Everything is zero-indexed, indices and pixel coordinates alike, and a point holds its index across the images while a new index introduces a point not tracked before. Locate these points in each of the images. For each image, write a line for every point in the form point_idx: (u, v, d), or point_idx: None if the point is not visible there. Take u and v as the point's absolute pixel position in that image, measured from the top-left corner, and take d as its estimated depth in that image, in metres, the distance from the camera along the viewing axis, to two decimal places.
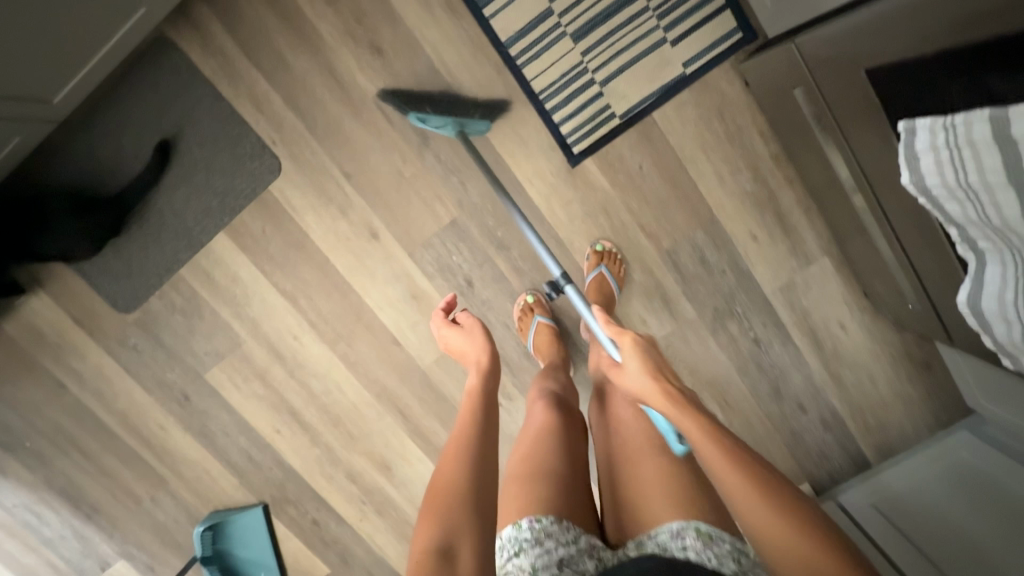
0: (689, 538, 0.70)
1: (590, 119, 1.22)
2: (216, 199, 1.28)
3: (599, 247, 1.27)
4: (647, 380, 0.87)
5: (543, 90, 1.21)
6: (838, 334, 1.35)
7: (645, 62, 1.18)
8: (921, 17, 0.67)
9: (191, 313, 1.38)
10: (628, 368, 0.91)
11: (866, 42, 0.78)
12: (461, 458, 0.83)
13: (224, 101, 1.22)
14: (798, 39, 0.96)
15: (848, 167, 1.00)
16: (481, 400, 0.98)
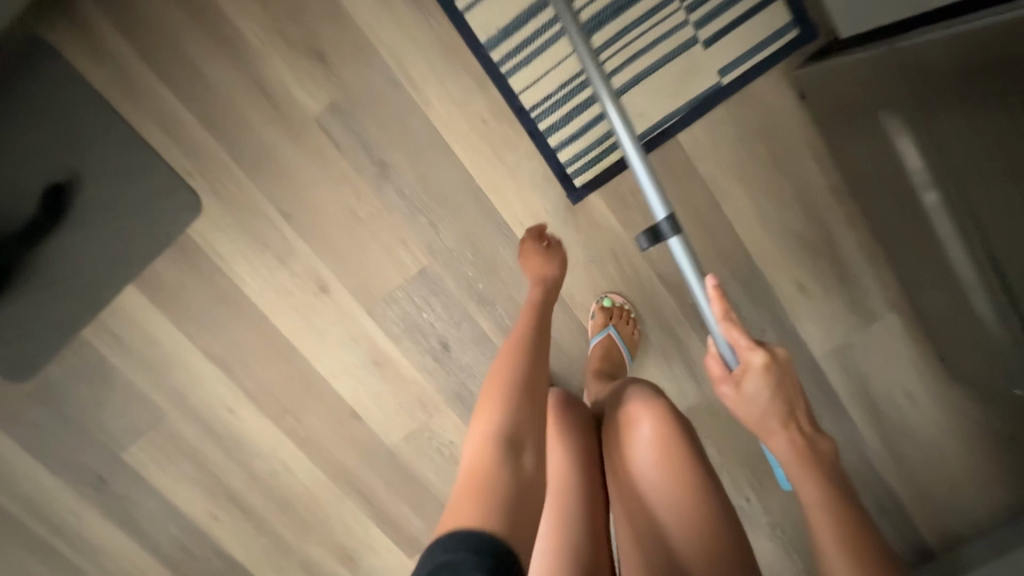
0: None
1: (596, 144, 0.96)
2: (121, 246, 0.99)
3: (607, 303, 1.00)
4: (769, 416, 0.69)
5: (537, 106, 0.94)
6: (902, 404, 1.09)
7: (669, 68, 0.92)
8: None
9: (101, 383, 1.11)
10: (748, 392, 0.71)
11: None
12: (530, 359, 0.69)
13: (122, 122, 0.94)
14: (904, 41, 0.69)
15: (961, 228, 0.73)
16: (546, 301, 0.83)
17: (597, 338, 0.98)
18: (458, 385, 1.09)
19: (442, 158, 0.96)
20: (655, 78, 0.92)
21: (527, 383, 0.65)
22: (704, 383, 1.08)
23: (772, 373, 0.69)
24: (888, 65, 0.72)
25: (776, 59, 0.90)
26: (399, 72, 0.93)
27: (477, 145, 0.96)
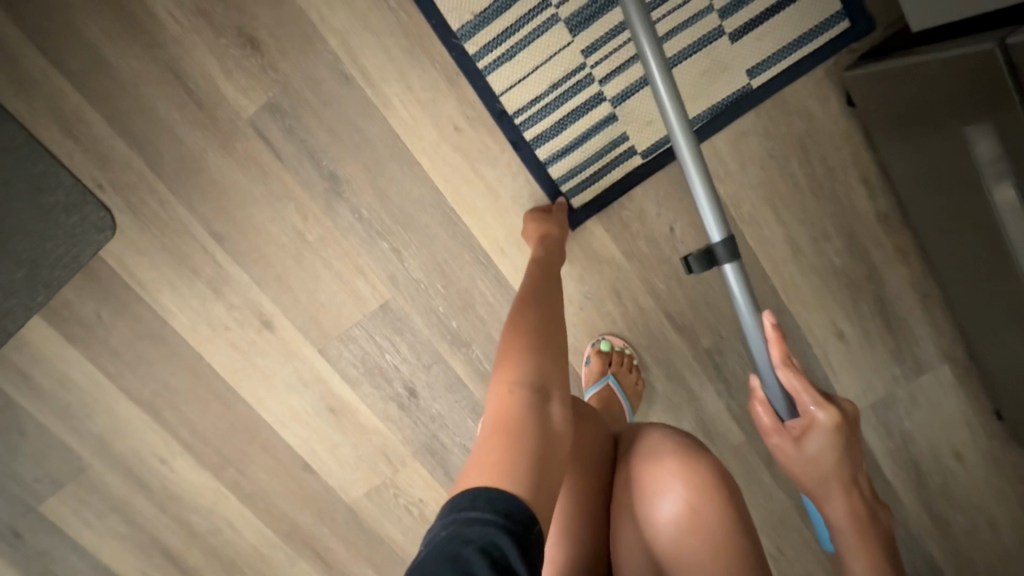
0: None
1: (596, 157, 0.79)
2: (16, 272, 0.82)
3: (606, 346, 0.84)
4: (830, 481, 0.60)
5: (523, 111, 0.77)
6: (951, 467, 0.92)
7: (686, 66, 0.75)
8: None
9: (7, 427, 0.94)
10: (809, 450, 0.62)
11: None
12: (553, 307, 0.59)
13: (12, 120, 0.76)
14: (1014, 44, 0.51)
15: None
16: (557, 250, 0.73)
17: (593, 388, 0.82)
18: (427, 437, 0.92)
19: (406, 171, 0.79)
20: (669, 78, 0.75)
21: (553, 332, 0.55)
22: (718, 438, 0.91)
23: (840, 433, 0.60)
24: (983, 74, 0.54)
25: (821, 57, 0.73)
26: (353, 67, 0.76)
27: (450, 156, 0.79)
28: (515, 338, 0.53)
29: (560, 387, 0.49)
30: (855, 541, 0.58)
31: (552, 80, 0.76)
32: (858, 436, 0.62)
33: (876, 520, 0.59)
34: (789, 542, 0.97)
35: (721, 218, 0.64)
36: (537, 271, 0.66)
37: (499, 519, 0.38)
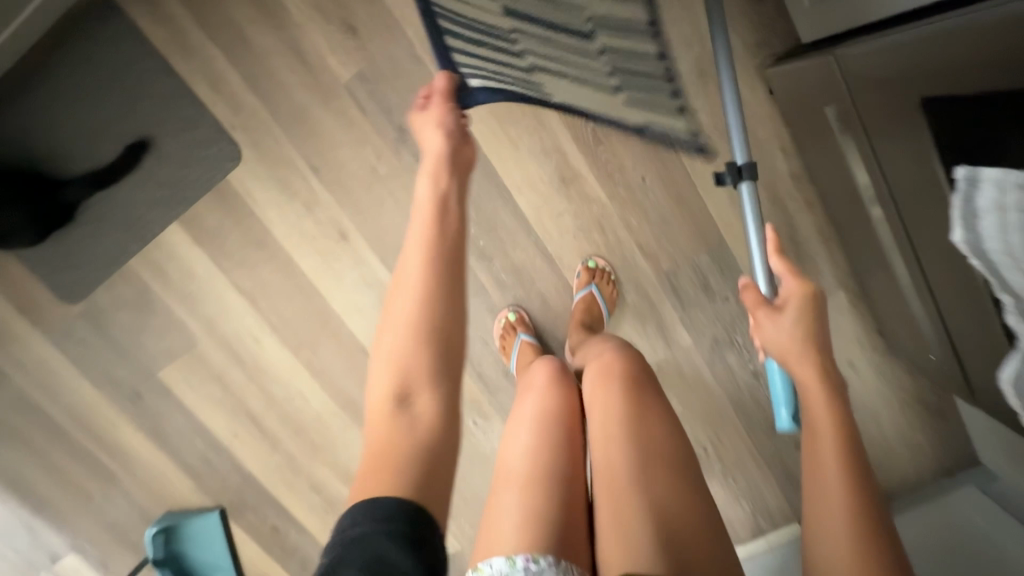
0: None
1: (493, 68, 0.72)
2: (167, 187, 1.15)
3: (592, 264, 1.14)
4: (797, 344, 0.66)
5: (455, 37, 0.68)
6: (846, 372, 1.22)
7: (585, 84, 0.79)
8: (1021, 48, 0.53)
9: (142, 308, 1.26)
10: (778, 322, 0.69)
11: (966, 50, 0.59)
12: (430, 292, 0.59)
13: (177, 78, 1.07)
14: (837, 51, 0.79)
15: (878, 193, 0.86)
16: (452, 174, 0.67)
17: (579, 294, 1.13)
18: None
19: None
20: None
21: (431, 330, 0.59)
22: (673, 342, 1.22)
23: (806, 305, 0.69)
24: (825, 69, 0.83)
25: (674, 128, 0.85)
26: (422, 51, 1.06)
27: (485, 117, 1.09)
28: (394, 335, 0.59)
29: (420, 378, 0.58)
30: (819, 401, 0.61)
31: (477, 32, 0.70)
32: (825, 321, 0.70)
33: (835, 382, 0.63)
34: (723, 427, 1.28)
35: (744, 148, 0.89)
36: (426, 216, 0.63)
37: (371, 528, 0.47)
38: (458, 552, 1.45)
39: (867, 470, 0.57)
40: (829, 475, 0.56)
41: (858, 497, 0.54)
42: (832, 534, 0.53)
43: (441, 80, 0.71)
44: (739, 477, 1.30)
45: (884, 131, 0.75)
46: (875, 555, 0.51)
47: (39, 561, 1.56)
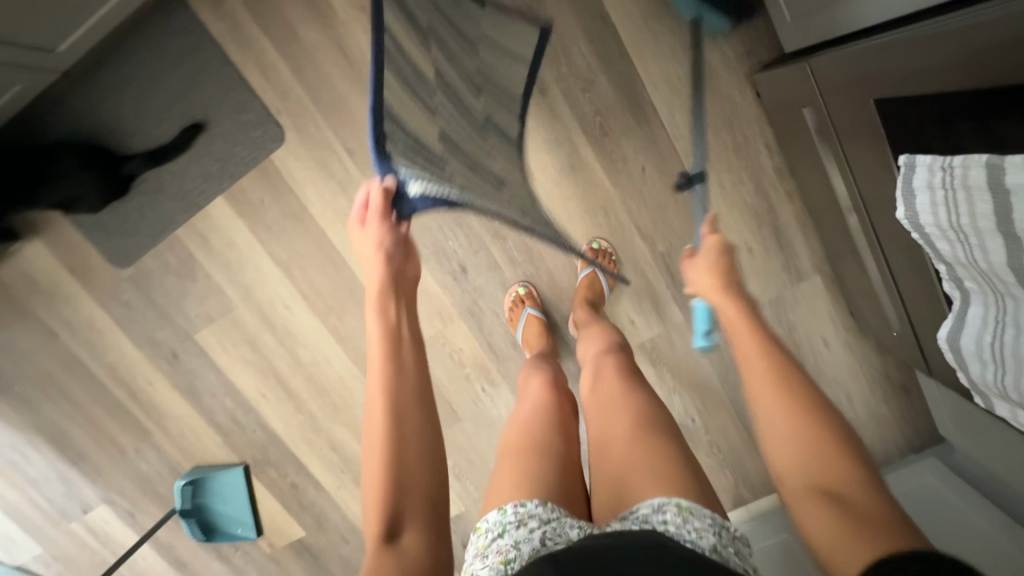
0: (669, 513, 0.66)
1: (432, 174, 0.66)
2: (216, 164, 1.28)
3: (595, 245, 1.27)
4: (708, 275, 0.84)
5: (399, 131, 0.60)
6: (821, 351, 1.35)
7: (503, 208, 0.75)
8: (925, 59, 0.66)
9: (184, 274, 1.38)
10: (694, 262, 0.88)
11: (904, 61, 0.69)
12: (404, 439, 0.70)
13: (231, 65, 1.21)
14: (810, 61, 0.93)
15: (847, 187, 0.98)
16: (402, 302, 0.79)
17: (583, 272, 1.28)
18: (470, 301, 1.36)
19: None
20: (649, 69, 1.19)
21: (409, 475, 0.68)
22: (666, 319, 1.35)
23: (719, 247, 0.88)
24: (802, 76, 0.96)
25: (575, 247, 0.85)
26: None
27: None
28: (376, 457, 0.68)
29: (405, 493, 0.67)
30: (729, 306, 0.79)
31: (411, 129, 0.63)
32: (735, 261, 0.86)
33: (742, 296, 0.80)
34: (710, 400, 1.40)
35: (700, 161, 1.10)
36: (384, 352, 0.74)
37: None
38: (462, 511, 1.57)
39: (779, 350, 0.71)
40: (756, 363, 0.71)
41: (765, 358, 0.70)
42: (766, 403, 0.67)
43: (377, 192, 0.70)
44: (723, 446, 1.42)
45: (845, 131, 0.89)
46: (800, 406, 0.65)
47: (73, 511, 1.68)
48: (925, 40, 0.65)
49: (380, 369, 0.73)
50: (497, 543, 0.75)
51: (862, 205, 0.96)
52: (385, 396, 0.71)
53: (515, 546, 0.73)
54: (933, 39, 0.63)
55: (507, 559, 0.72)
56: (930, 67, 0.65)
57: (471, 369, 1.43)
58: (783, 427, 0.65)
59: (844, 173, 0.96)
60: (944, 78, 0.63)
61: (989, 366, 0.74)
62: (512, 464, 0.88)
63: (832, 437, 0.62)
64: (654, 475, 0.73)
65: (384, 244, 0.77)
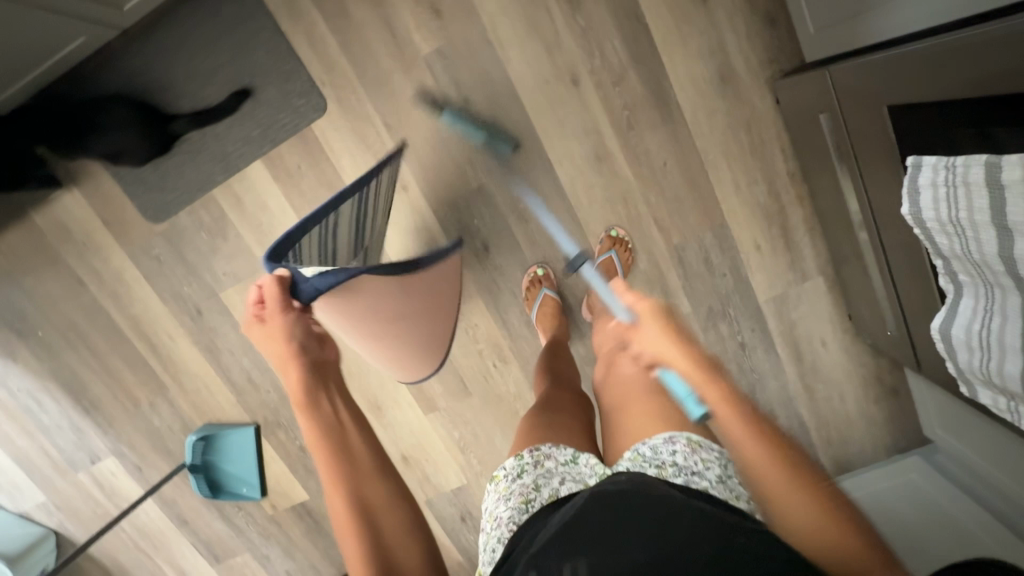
0: (679, 443, 0.82)
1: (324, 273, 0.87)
2: (258, 129, 1.34)
3: (614, 233, 1.35)
4: (677, 352, 0.68)
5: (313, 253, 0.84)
6: (818, 350, 1.43)
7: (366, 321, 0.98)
8: (938, 71, 0.73)
9: (217, 234, 1.44)
10: (650, 337, 0.70)
11: (918, 71, 0.77)
12: (377, 525, 0.69)
13: (282, 36, 1.27)
14: (830, 69, 1.00)
15: (859, 203, 1.07)
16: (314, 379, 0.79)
17: (601, 257, 1.33)
18: (489, 279, 1.43)
19: (510, 102, 1.30)
20: (677, 68, 1.26)
21: (395, 551, 0.68)
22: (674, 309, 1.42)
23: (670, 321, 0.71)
24: (822, 83, 1.04)
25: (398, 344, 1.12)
26: (492, 34, 1.26)
27: (538, 97, 1.29)
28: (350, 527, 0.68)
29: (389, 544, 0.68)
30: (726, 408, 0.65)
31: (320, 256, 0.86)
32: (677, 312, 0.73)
33: (728, 381, 0.67)
34: None
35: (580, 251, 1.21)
36: (327, 446, 0.74)
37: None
38: (463, 484, 1.62)
39: (765, 424, 0.64)
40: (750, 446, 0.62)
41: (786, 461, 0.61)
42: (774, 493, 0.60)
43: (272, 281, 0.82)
44: None
45: (858, 137, 0.96)
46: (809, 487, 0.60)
47: (81, 460, 1.72)
48: (938, 53, 0.72)
49: (332, 465, 0.73)
50: (517, 485, 0.84)
51: (871, 217, 1.04)
52: (346, 488, 0.70)
53: (535, 488, 0.82)
54: (948, 53, 0.71)
55: (527, 500, 0.82)
56: (945, 77, 0.73)
57: (484, 346, 1.49)
58: (802, 516, 0.59)
59: (858, 190, 1.05)
60: (956, 87, 0.71)
61: (976, 353, 0.82)
62: (534, 430, 0.95)
63: (845, 515, 0.58)
64: (661, 422, 0.87)
65: (292, 336, 0.81)
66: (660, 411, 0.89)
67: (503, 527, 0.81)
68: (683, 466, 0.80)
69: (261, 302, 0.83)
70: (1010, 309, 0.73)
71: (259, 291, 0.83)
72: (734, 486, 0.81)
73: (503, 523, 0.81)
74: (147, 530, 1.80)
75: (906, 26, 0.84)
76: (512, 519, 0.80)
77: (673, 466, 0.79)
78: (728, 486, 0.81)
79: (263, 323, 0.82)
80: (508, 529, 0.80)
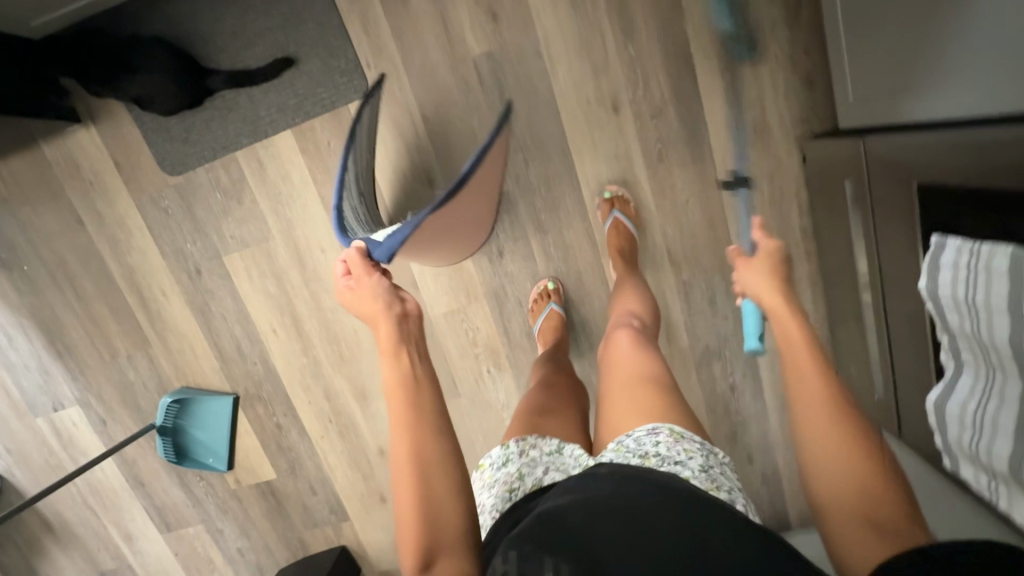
0: (662, 435, 0.79)
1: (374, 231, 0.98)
2: (294, 99, 1.32)
3: (608, 194, 1.33)
4: (763, 280, 0.91)
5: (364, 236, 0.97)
6: None
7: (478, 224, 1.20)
8: (972, 158, 0.77)
9: (231, 196, 1.41)
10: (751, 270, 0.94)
11: (958, 152, 0.79)
12: (430, 481, 0.71)
13: (336, 13, 1.27)
14: (864, 139, 1.04)
15: (868, 261, 1.11)
16: (399, 334, 0.83)
17: (606, 222, 1.31)
18: (498, 285, 1.44)
19: (550, 117, 1.32)
20: (715, 112, 1.30)
21: (441, 508, 0.70)
22: (673, 342, 1.45)
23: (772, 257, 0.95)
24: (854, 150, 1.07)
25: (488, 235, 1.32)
26: (544, 48, 1.28)
27: (578, 115, 1.31)
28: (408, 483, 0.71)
29: (435, 503, 0.70)
30: (798, 349, 0.78)
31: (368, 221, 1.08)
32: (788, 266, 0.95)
33: (805, 318, 0.82)
34: None
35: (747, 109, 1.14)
36: (403, 399, 0.77)
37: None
38: None
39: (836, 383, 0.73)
40: (805, 378, 0.74)
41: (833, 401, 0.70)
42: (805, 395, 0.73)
43: (356, 254, 0.88)
44: None
45: (879, 204, 1.01)
46: (838, 404, 0.70)
47: (42, 405, 1.64)
48: (986, 140, 0.75)
49: (408, 417, 0.76)
50: (502, 474, 0.86)
51: (879, 277, 1.08)
52: (414, 435, 0.74)
53: (520, 477, 0.84)
54: (992, 141, 0.73)
55: (511, 488, 0.83)
56: (979, 164, 0.76)
57: (482, 350, 1.49)
58: (828, 445, 0.68)
59: (869, 247, 1.09)
60: (988, 174, 0.74)
61: (968, 431, 0.86)
62: (528, 418, 0.98)
63: (875, 467, 0.65)
64: (644, 413, 0.85)
65: (379, 294, 0.85)
66: (652, 400, 0.86)
67: (487, 513, 0.83)
68: (665, 457, 0.76)
69: (348, 273, 0.89)
70: (1007, 396, 0.77)
71: (344, 266, 0.89)
72: (717, 476, 0.77)
73: (486, 510, 0.84)
74: (99, 488, 1.73)
75: (950, 112, 0.87)
76: (495, 506, 0.83)
77: (656, 456, 0.76)
78: (711, 476, 0.76)
79: (352, 287, 0.87)
80: (491, 516, 0.82)
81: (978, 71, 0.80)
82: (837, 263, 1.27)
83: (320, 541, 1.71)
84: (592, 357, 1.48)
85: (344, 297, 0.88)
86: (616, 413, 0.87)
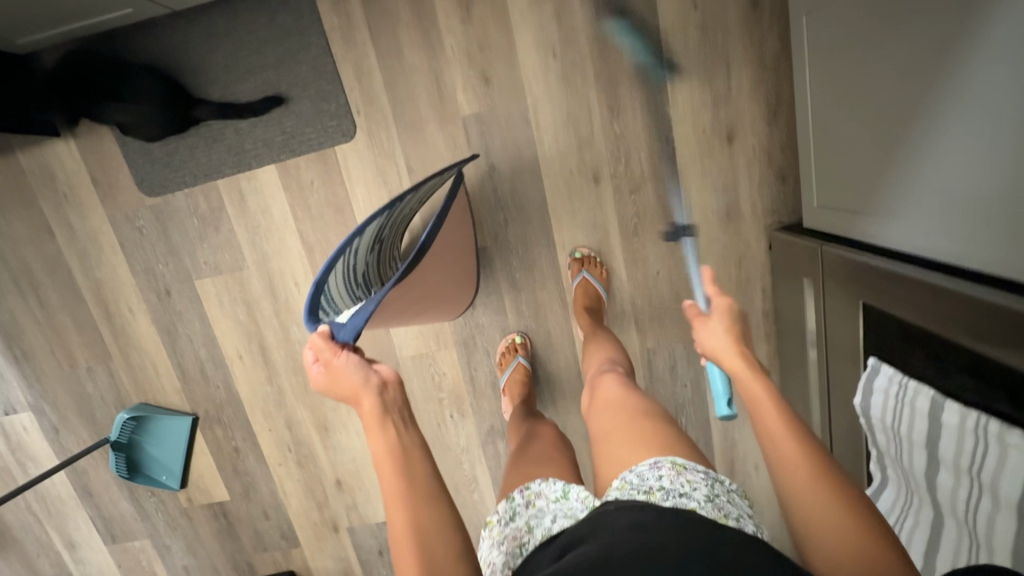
0: (665, 468, 0.77)
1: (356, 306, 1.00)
2: (280, 136, 1.33)
3: (578, 254, 1.37)
4: (728, 341, 0.81)
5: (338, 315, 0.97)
6: (750, 472, 1.52)
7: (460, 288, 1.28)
8: (910, 294, 0.81)
9: (209, 223, 1.41)
10: (711, 324, 0.83)
11: (896, 283, 0.84)
12: (430, 550, 0.69)
13: (330, 60, 1.28)
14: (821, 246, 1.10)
15: (817, 329, 1.15)
16: (380, 403, 0.80)
17: (574, 280, 1.34)
18: (468, 334, 1.46)
19: (532, 181, 1.35)
20: (691, 193, 1.34)
21: None
22: None
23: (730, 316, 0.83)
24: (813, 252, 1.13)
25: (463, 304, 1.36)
26: (533, 116, 1.31)
27: (560, 182, 1.35)
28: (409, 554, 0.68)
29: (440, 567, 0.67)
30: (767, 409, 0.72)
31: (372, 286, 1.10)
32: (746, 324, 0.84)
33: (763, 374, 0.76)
34: None
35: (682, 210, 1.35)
36: (393, 473, 0.75)
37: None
38: None
39: (810, 437, 0.68)
40: (782, 437, 0.68)
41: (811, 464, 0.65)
42: (796, 481, 0.64)
43: (320, 340, 0.83)
44: None
45: (831, 295, 1.05)
46: (813, 461, 0.65)
47: None
48: (918, 282, 0.79)
49: (398, 489, 0.73)
50: (510, 529, 0.87)
51: (824, 344, 1.12)
52: (407, 505, 0.72)
53: (529, 529, 0.85)
54: (924, 283, 0.77)
55: (521, 543, 0.84)
56: (915, 299, 0.80)
57: (447, 396, 1.51)
58: (818, 516, 0.61)
59: (818, 314, 1.13)
60: (919, 312, 0.79)
61: None
62: (521, 473, 1.00)
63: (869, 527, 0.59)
64: (652, 447, 0.83)
65: (353, 371, 0.80)
66: (655, 438, 0.85)
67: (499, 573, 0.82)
68: (669, 489, 0.74)
69: (317, 358, 0.83)
70: (922, 518, 0.85)
71: (311, 351, 0.84)
72: (724, 504, 0.74)
73: (497, 569, 0.82)
74: (45, 495, 1.69)
75: (907, 240, 0.90)
76: (506, 564, 0.82)
77: (660, 490, 0.73)
78: (718, 504, 0.73)
79: (326, 373, 0.82)
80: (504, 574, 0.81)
81: (927, 215, 0.84)
82: (793, 349, 1.33)
83: (268, 565, 1.71)
84: (554, 411, 1.51)
85: (317, 378, 0.83)
86: (612, 452, 0.87)
